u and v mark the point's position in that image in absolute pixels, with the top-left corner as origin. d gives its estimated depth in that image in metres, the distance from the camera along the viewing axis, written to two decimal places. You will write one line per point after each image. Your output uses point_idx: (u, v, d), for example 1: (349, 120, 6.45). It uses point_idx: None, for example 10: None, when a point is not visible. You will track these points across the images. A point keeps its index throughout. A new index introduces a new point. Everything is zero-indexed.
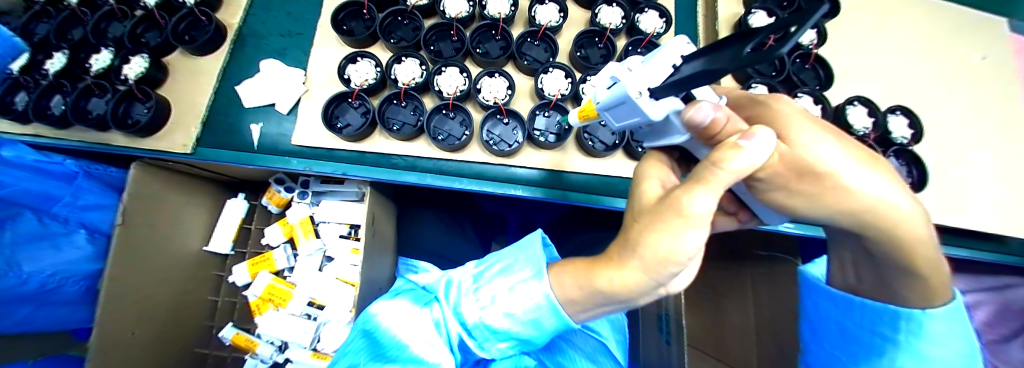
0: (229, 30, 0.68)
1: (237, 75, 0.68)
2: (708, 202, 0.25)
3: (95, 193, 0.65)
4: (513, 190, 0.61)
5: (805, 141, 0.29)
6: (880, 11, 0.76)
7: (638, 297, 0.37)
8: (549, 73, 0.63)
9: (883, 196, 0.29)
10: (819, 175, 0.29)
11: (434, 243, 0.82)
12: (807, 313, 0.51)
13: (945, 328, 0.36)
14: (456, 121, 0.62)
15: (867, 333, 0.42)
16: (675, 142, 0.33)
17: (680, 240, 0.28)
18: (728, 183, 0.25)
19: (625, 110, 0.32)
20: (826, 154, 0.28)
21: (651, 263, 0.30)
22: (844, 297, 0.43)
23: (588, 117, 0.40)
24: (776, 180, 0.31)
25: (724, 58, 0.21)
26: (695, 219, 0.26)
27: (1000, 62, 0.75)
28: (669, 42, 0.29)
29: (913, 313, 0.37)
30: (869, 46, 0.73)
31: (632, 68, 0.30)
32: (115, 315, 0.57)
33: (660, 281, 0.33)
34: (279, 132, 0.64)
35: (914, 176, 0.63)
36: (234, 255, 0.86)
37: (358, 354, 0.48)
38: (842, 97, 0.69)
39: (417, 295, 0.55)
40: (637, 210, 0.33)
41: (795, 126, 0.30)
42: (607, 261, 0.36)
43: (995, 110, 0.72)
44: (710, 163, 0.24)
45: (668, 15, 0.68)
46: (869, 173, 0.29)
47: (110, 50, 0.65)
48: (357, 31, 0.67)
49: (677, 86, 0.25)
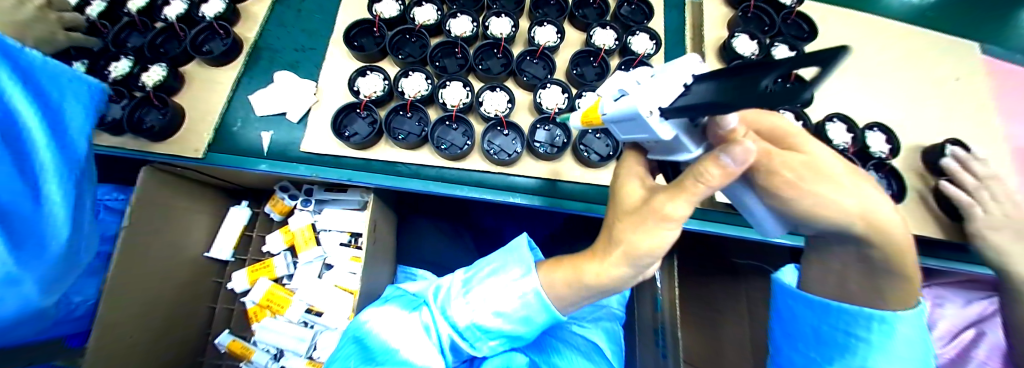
0: (246, 43, 0.72)
1: (251, 84, 0.71)
2: (685, 208, 0.31)
3: (114, 224, 0.74)
4: (512, 198, 0.64)
5: (816, 154, 0.34)
6: (855, 36, 0.81)
7: (622, 286, 0.42)
8: (547, 89, 0.68)
9: (880, 208, 0.34)
10: (831, 184, 0.33)
11: (434, 252, 0.87)
12: (779, 315, 0.51)
13: (912, 328, 0.39)
14: (459, 132, 0.65)
15: (839, 334, 0.42)
16: (682, 159, 0.36)
17: (657, 237, 0.35)
18: (706, 194, 0.29)
19: (632, 126, 0.33)
20: (831, 166, 0.34)
21: (629, 255, 0.37)
22: (822, 302, 0.43)
23: (592, 124, 0.42)
24: (803, 184, 0.33)
25: (735, 92, 0.21)
26: (674, 221, 0.33)
27: (973, 84, 0.80)
28: (679, 61, 0.30)
29: (889, 315, 0.38)
30: (844, 66, 0.78)
31: (642, 82, 0.32)
32: (115, 317, 0.57)
33: (637, 271, 0.40)
34: (289, 139, 0.67)
35: (895, 189, 0.67)
36: (234, 262, 0.87)
37: (348, 358, 0.46)
38: (822, 114, 0.74)
39: (406, 300, 0.53)
40: (621, 209, 0.40)
41: (803, 142, 0.35)
42: (592, 257, 0.42)
43: (970, 128, 0.76)
44: (694, 177, 0.28)
45: (658, 37, 0.72)
46: (870, 187, 0.34)
47: (130, 59, 0.68)
48: (368, 47, 0.71)
49: (686, 110, 0.26)
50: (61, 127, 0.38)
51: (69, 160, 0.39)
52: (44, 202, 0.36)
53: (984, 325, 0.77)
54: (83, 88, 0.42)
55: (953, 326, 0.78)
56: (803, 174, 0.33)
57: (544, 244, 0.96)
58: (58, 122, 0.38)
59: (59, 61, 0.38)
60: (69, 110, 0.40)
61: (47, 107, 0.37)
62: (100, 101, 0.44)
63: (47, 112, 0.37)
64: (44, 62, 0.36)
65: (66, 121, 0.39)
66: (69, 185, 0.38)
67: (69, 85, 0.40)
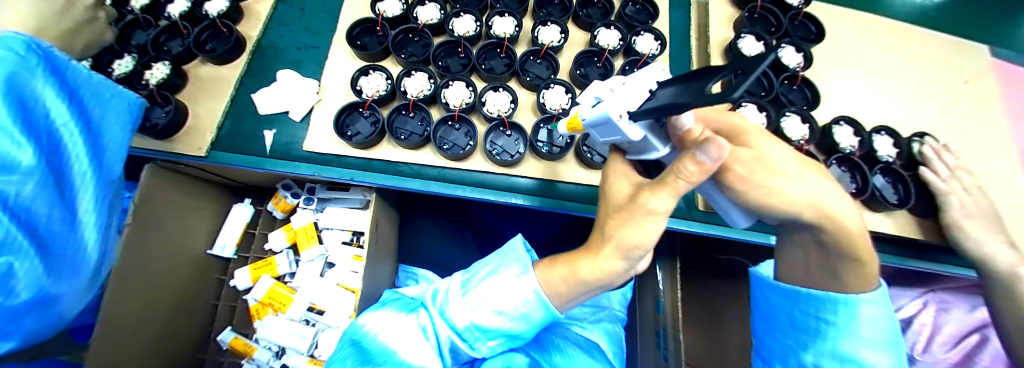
0: (249, 42, 0.72)
1: (254, 83, 0.71)
2: (668, 202, 0.32)
3: None
4: (513, 199, 0.63)
5: (765, 150, 0.36)
6: (862, 37, 0.80)
7: (616, 281, 0.42)
8: (550, 89, 0.67)
9: (834, 197, 0.35)
10: (783, 176, 0.35)
11: (435, 251, 0.88)
12: (757, 307, 0.51)
13: (876, 311, 0.39)
14: (462, 132, 0.65)
15: (808, 318, 0.43)
16: (652, 157, 0.36)
17: (644, 229, 0.34)
18: (686, 188, 0.30)
19: (606, 129, 0.34)
20: (781, 160, 0.36)
21: (622, 248, 0.37)
22: (792, 289, 0.44)
23: (575, 129, 0.43)
24: (753, 177, 0.35)
25: (691, 94, 0.23)
26: (661, 215, 0.33)
27: (982, 86, 0.79)
28: (645, 70, 0.31)
29: (851, 297, 0.39)
30: (852, 68, 0.77)
31: (615, 88, 0.33)
32: (118, 312, 0.57)
33: (632, 264, 0.39)
34: (292, 139, 0.67)
35: (900, 194, 0.67)
36: (237, 259, 0.87)
37: (344, 361, 0.46)
38: (828, 116, 0.73)
39: (403, 303, 0.54)
40: (610, 206, 0.40)
41: (755, 138, 0.37)
42: (588, 253, 0.41)
43: (979, 131, 0.75)
44: (673, 173, 0.29)
45: (663, 38, 0.72)
46: (822, 180, 0.36)
47: (133, 56, 0.68)
48: (370, 46, 0.71)
49: (650, 112, 0.28)
50: (98, 137, 0.45)
51: (102, 166, 0.45)
52: (76, 199, 0.42)
53: (988, 330, 0.76)
54: (125, 106, 0.50)
55: (958, 331, 0.78)
56: (754, 169, 0.35)
57: (545, 244, 0.95)
58: (97, 133, 0.45)
59: (102, 78, 0.47)
60: (108, 122, 0.47)
61: (91, 127, 0.44)
62: (137, 116, 0.52)
63: (90, 130, 0.44)
64: (88, 75, 0.45)
65: (104, 135, 0.46)
66: (98, 187, 0.44)
67: (110, 99, 0.47)
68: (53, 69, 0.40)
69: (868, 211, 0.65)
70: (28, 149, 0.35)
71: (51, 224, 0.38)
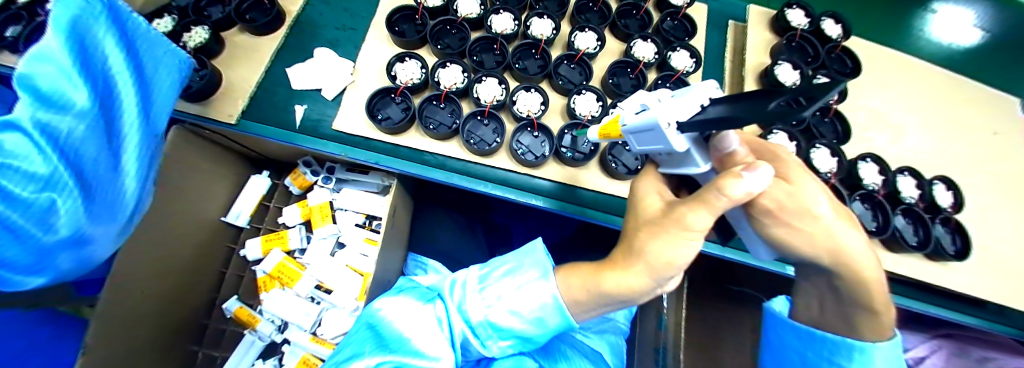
0: (288, 17, 0.73)
1: (289, 58, 0.72)
2: (707, 220, 0.31)
3: None
4: (532, 200, 0.63)
5: (806, 186, 0.34)
6: (897, 76, 0.80)
7: (639, 297, 0.41)
8: (581, 95, 0.67)
9: (854, 246, 0.35)
10: (813, 216, 0.34)
11: (445, 243, 0.89)
12: (769, 343, 0.52)
13: (890, 359, 0.40)
14: (489, 128, 0.66)
15: (820, 360, 0.44)
16: (690, 172, 0.36)
17: (678, 247, 0.34)
18: (725, 207, 0.29)
19: (650, 137, 0.34)
20: (818, 198, 0.34)
21: (654, 267, 0.36)
22: (807, 330, 0.44)
23: (609, 136, 0.43)
24: (779, 211, 0.35)
25: (747, 108, 0.22)
26: (695, 233, 0.33)
27: (1011, 138, 0.78)
28: (699, 84, 0.31)
29: (866, 345, 0.39)
30: (885, 107, 0.76)
31: (662, 98, 0.33)
32: (130, 269, 0.58)
33: (660, 282, 0.39)
34: (321, 116, 0.67)
35: (920, 237, 0.66)
36: (250, 229, 0.88)
37: (362, 344, 0.46)
38: (855, 152, 0.72)
39: (420, 292, 0.53)
40: (641, 221, 0.39)
41: (795, 171, 0.36)
42: (614, 265, 0.41)
43: (1005, 183, 0.74)
44: (716, 188, 0.28)
45: (698, 56, 0.72)
46: (849, 228, 0.36)
47: (173, 17, 0.69)
48: (408, 34, 0.71)
49: (701, 126, 0.28)
50: (148, 89, 0.46)
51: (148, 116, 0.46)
52: (121, 146, 0.43)
53: None
54: (179, 62, 0.50)
55: None
56: (784, 204, 0.34)
57: (554, 248, 0.95)
58: (147, 85, 0.46)
59: (160, 35, 0.48)
60: (159, 76, 0.48)
61: (142, 78, 0.46)
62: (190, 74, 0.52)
63: (140, 81, 0.45)
64: (146, 30, 0.46)
65: (154, 87, 0.47)
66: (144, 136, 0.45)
67: (162, 55, 0.48)
68: (114, 19, 0.42)
69: (889, 252, 0.64)
70: (83, 91, 0.37)
71: (96, 166, 0.40)
